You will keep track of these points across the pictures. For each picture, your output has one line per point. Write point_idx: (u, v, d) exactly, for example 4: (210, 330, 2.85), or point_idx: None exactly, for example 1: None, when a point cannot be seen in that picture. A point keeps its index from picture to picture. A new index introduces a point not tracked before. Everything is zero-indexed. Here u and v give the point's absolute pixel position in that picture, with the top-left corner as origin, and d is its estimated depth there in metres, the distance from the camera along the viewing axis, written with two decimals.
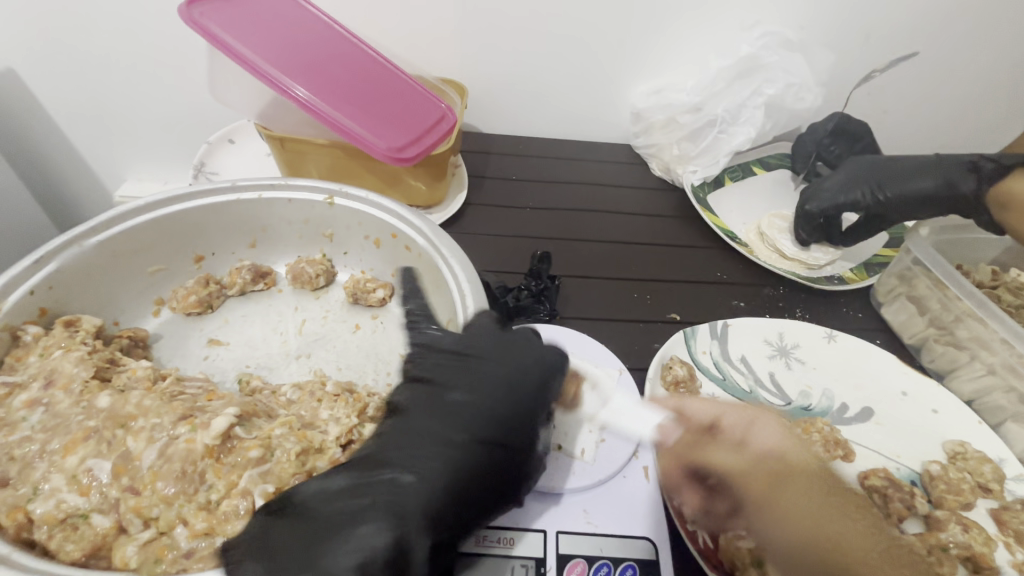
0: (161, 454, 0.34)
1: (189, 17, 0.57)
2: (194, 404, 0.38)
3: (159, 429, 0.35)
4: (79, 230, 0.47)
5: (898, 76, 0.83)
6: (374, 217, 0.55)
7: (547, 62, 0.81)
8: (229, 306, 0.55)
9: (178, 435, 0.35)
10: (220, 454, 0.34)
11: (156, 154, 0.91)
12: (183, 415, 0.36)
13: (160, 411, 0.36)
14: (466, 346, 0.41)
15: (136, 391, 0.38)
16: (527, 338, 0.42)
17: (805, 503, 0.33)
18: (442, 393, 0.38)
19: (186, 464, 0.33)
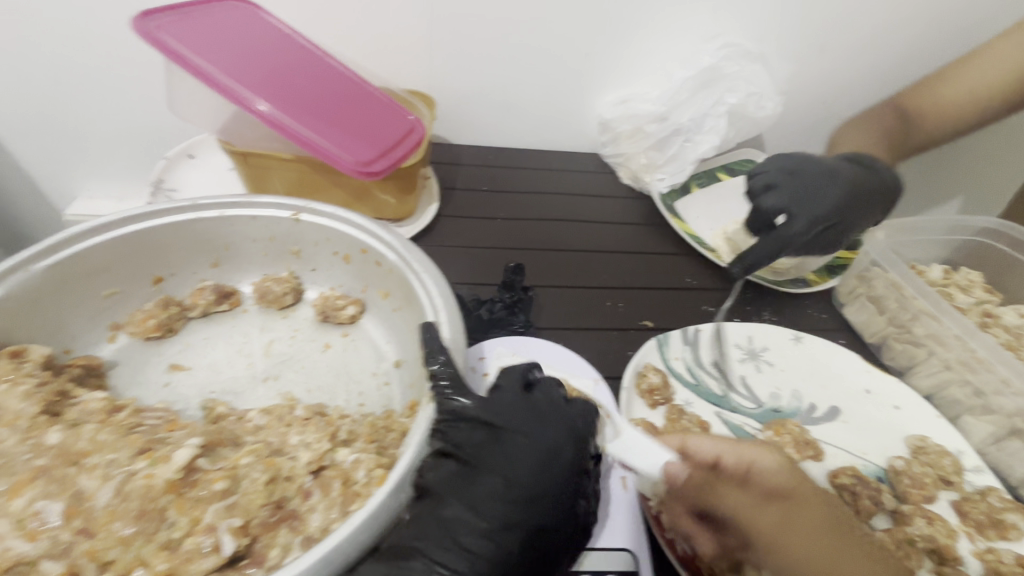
0: (119, 492, 0.32)
1: (144, 30, 0.55)
2: (154, 436, 0.37)
3: (115, 465, 0.33)
4: (51, 243, 0.46)
5: (848, 81, 0.87)
6: (343, 233, 0.54)
7: (516, 75, 0.82)
8: (191, 329, 0.53)
9: (136, 471, 0.33)
10: (183, 488, 0.33)
11: (111, 171, 0.88)
12: (143, 449, 0.35)
13: (115, 446, 0.35)
14: (495, 421, 0.39)
15: (89, 425, 0.36)
16: (547, 395, 0.42)
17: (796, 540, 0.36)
18: (501, 488, 0.37)
19: (146, 501, 0.32)
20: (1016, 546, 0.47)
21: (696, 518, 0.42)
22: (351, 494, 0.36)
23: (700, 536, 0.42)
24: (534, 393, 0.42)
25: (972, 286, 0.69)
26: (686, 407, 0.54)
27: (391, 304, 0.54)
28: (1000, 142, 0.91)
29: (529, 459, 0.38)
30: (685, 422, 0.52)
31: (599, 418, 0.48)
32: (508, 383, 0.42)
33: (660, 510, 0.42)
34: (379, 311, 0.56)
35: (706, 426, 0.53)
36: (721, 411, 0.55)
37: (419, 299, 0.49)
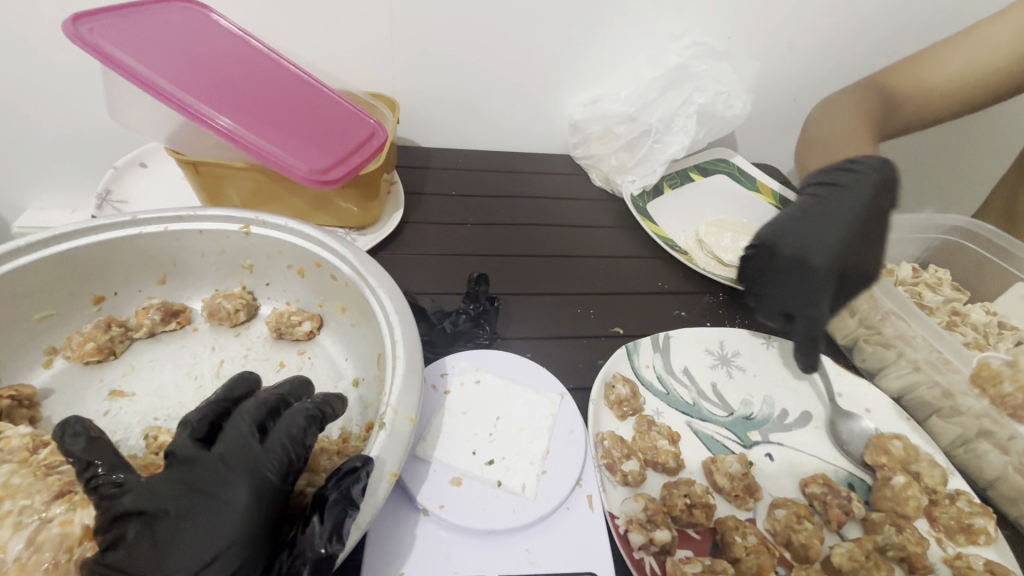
0: (30, 542, 0.29)
1: (75, 34, 0.51)
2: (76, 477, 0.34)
3: (28, 512, 0.31)
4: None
5: (817, 78, 0.86)
6: (296, 246, 0.51)
7: (482, 76, 0.80)
8: (136, 351, 0.50)
9: (51, 518, 0.31)
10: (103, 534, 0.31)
11: (60, 180, 0.84)
12: (62, 491, 0.33)
13: (30, 490, 0.32)
14: (197, 462, 0.31)
15: (4, 467, 0.34)
16: (240, 436, 0.33)
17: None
18: (150, 548, 0.28)
19: (60, 552, 0.29)
20: (986, 551, 0.46)
21: (665, 536, 0.40)
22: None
23: (668, 552, 0.40)
24: (240, 428, 0.33)
25: (941, 283, 0.70)
26: (657, 417, 0.53)
27: (349, 319, 0.52)
28: (969, 137, 0.92)
29: (212, 511, 0.30)
30: (654, 433, 0.49)
31: (563, 432, 0.46)
32: (241, 420, 0.34)
33: (627, 528, 0.41)
34: (337, 326, 0.53)
35: (677, 438, 0.50)
36: (691, 421, 0.54)
37: (376, 315, 0.47)
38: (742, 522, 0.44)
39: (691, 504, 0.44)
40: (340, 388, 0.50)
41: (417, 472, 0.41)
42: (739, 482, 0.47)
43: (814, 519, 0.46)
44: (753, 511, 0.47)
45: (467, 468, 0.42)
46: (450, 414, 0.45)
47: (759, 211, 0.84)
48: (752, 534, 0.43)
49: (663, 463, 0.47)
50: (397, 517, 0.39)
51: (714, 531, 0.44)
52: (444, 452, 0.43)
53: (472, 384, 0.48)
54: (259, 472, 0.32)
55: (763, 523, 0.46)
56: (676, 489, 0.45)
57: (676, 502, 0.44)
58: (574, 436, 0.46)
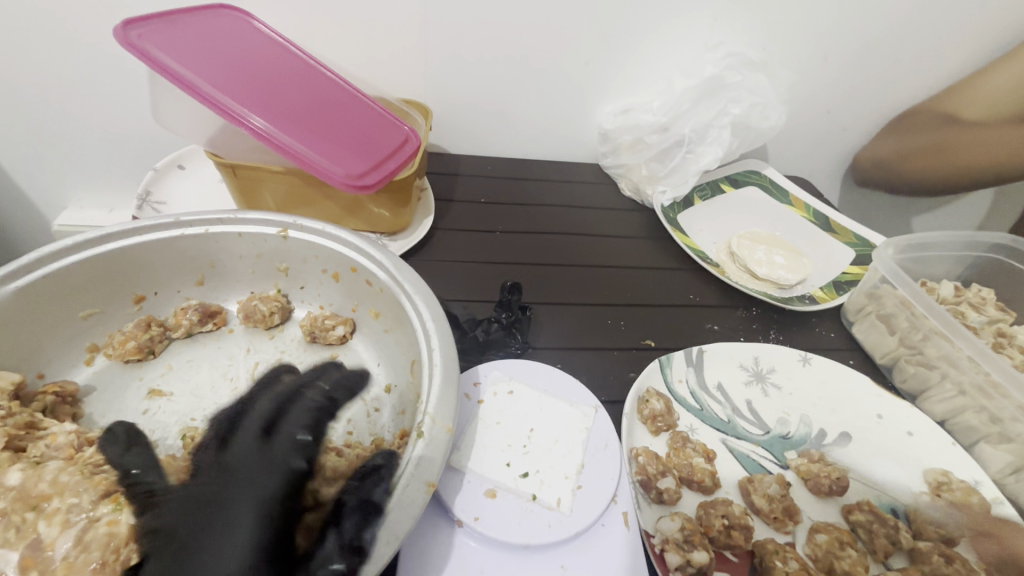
0: (79, 542, 0.31)
1: (126, 39, 0.53)
2: (121, 476, 0.36)
3: (77, 510, 0.32)
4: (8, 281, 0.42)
5: (856, 90, 0.85)
6: (332, 251, 0.52)
7: (513, 84, 0.80)
8: (174, 351, 0.50)
9: (99, 517, 0.32)
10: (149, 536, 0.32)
11: (98, 178, 0.87)
12: (106, 492, 0.34)
13: (78, 489, 0.34)
14: (214, 473, 0.35)
15: (52, 464, 0.35)
16: (248, 450, 0.37)
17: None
18: (171, 548, 0.31)
19: (107, 552, 0.31)
20: None
21: (702, 558, 0.39)
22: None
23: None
24: (246, 443, 0.37)
25: (986, 303, 0.67)
26: (691, 434, 0.52)
27: (382, 324, 0.52)
28: None
29: (227, 512, 0.32)
30: (690, 451, 0.49)
31: (598, 448, 0.44)
32: (247, 439, 0.38)
33: (664, 548, 0.40)
34: (369, 331, 0.54)
35: (712, 456, 0.50)
36: (726, 439, 0.52)
37: (411, 321, 0.47)
38: (783, 547, 0.43)
39: (729, 525, 0.43)
40: (371, 395, 0.50)
41: (451, 485, 0.40)
42: (778, 505, 0.46)
43: (857, 547, 0.45)
44: (792, 534, 0.45)
45: (502, 480, 0.41)
46: (484, 424, 0.45)
47: (793, 224, 0.82)
48: (794, 559, 0.41)
49: (698, 481, 0.47)
50: (429, 528, 0.39)
51: (752, 555, 0.43)
52: (478, 463, 0.42)
53: (505, 395, 0.47)
54: (268, 476, 0.35)
55: (804, 549, 0.45)
56: (713, 510, 0.44)
57: (713, 523, 0.43)
58: (609, 452, 0.44)
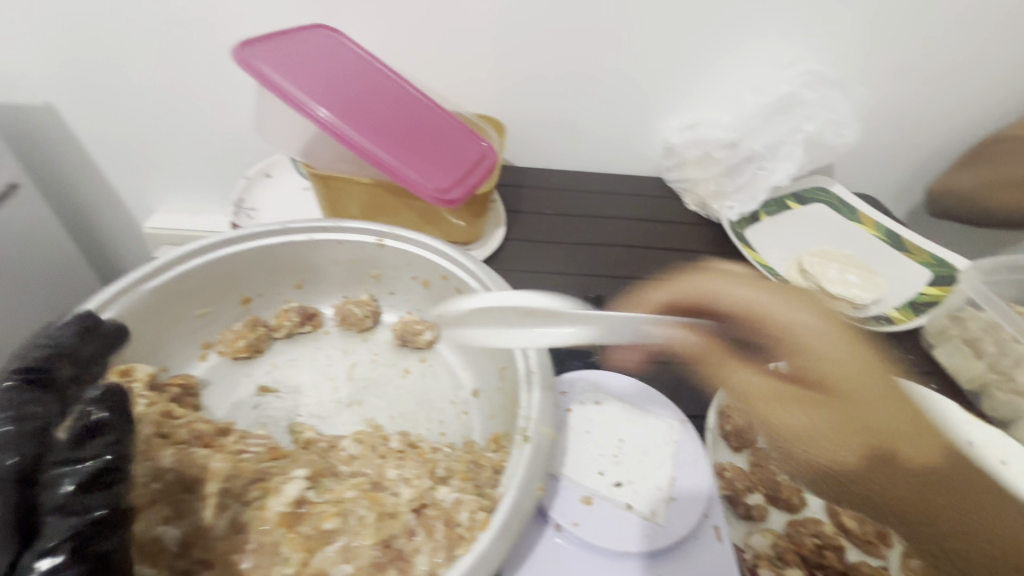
0: (237, 524, 0.35)
1: (241, 57, 0.58)
2: (259, 464, 0.39)
3: (230, 495, 0.36)
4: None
5: (932, 106, 0.83)
6: (424, 260, 0.55)
7: (583, 98, 0.82)
8: (277, 349, 0.54)
9: (251, 503, 0.36)
10: (294, 522, 0.36)
11: (187, 185, 0.94)
12: (255, 477, 0.38)
13: (228, 475, 0.37)
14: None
15: (202, 449, 0.38)
16: None
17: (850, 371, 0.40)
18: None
19: (264, 535, 0.35)
20: None
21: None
22: (456, 537, 0.35)
23: None
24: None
25: None
26: None
27: None
28: None
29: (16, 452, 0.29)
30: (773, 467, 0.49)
31: (687, 462, 0.45)
32: None
33: (757, 563, 0.43)
34: None
35: None
36: None
37: None
38: (878, 570, 0.44)
39: (821, 545, 0.44)
40: (459, 398, 0.52)
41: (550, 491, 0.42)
42: (870, 527, 0.46)
43: None
44: (885, 559, 0.45)
45: (596, 488, 0.42)
46: (575, 433, 0.46)
47: (865, 243, 0.80)
48: None
49: (786, 499, 0.47)
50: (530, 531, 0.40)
51: None
52: (573, 470, 0.43)
53: (592, 405, 0.48)
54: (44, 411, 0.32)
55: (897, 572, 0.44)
56: (804, 528, 0.45)
57: (805, 541, 0.44)
58: (699, 466, 0.45)
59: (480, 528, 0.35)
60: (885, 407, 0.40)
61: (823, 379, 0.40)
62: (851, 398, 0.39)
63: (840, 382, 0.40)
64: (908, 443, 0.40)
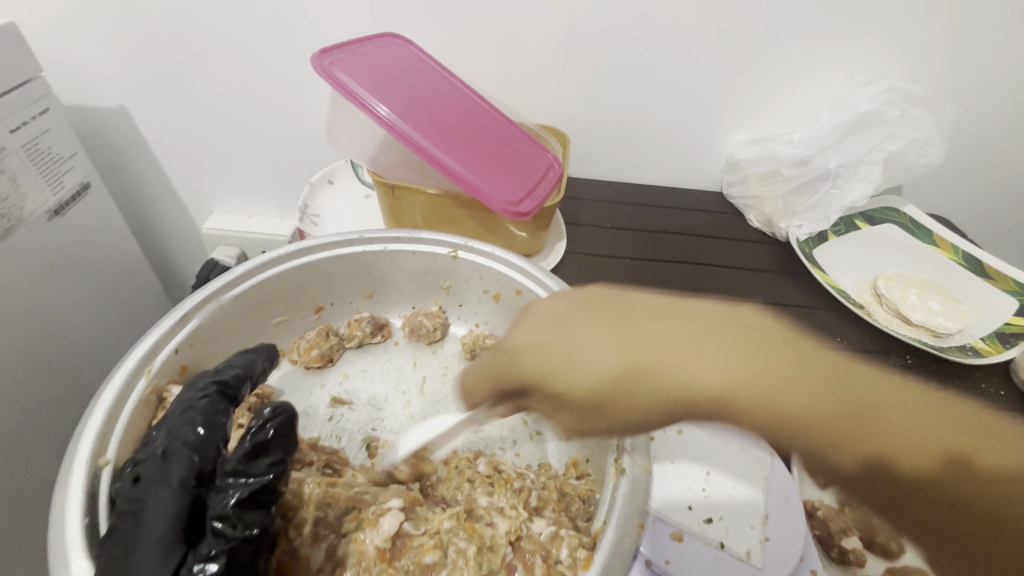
0: (332, 555, 0.38)
1: (320, 65, 0.58)
2: (354, 490, 0.41)
3: (325, 524, 0.39)
4: (132, 362, 0.41)
5: (1020, 124, 0.78)
6: (497, 273, 0.53)
7: (647, 110, 0.81)
8: (348, 359, 0.53)
9: (346, 533, 0.38)
10: (391, 556, 0.37)
11: (246, 189, 0.95)
12: (349, 506, 0.40)
13: (322, 503, 0.40)
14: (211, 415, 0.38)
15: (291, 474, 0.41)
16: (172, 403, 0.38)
17: (649, 340, 0.42)
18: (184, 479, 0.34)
19: (362, 567, 0.37)
20: None
21: None
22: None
23: None
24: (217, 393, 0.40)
25: None
26: None
27: None
28: None
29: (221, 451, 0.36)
30: None
31: (780, 500, 0.42)
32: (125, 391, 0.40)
33: None
34: None
35: None
36: None
37: None
38: None
39: None
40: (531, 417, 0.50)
41: None
42: None
43: None
44: None
45: (686, 524, 0.41)
46: (660, 464, 0.44)
47: (943, 268, 0.76)
48: None
49: None
50: None
51: None
52: (660, 502, 0.42)
53: (674, 433, 0.46)
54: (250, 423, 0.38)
55: None
56: None
57: None
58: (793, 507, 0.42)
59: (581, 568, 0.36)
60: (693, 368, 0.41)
61: (610, 364, 0.42)
62: (663, 374, 0.41)
63: (632, 365, 0.41)
64: (816, 411, 0.39)
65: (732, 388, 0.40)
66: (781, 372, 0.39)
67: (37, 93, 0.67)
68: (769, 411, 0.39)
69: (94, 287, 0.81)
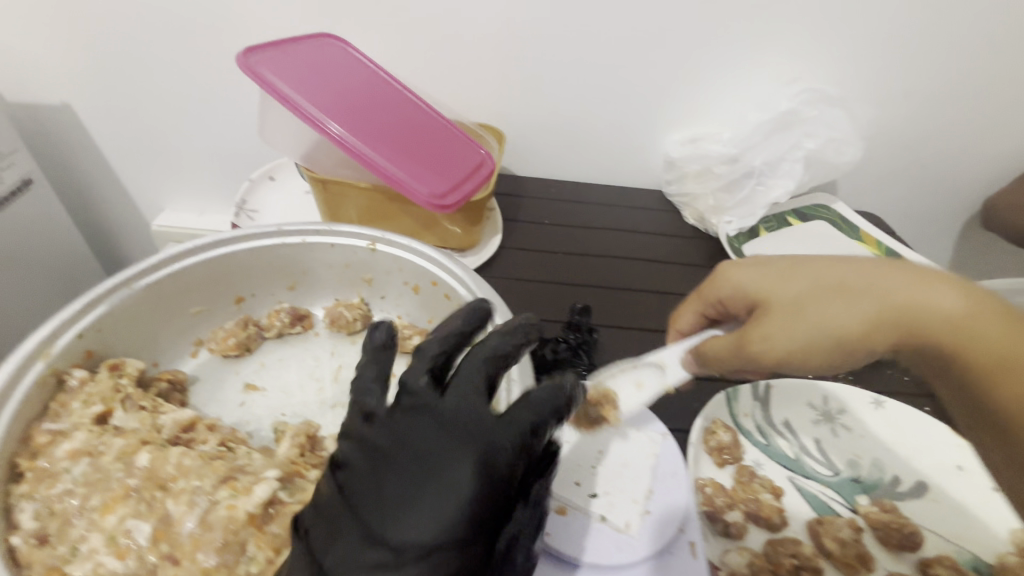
0: (202, 520, 0.38)
1: (245, 64, 0.60)
2: (236, 463, 0.42)
3: (199, 492, 0.39)
4: (32, 344, 0.43)
5: (938, 124, 0.82)
6: (415, 265, 0.55)
7: (583, 109, 0.83)
8: (266, 348, 0.55)
9: (217, 500, 0.39)
10: (261, 522, 0.38)
11: (196, 187, 0.96)
12: (227, 476, 0.40)
13: (200, 473, 0.40)
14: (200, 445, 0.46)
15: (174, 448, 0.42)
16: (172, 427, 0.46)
17: (787, 276, 0.41)
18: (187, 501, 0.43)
19: (229, 533, 0.37)
20: None
21: None
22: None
23: None
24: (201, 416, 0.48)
25: None
26: (757, 469, 0.51)
27: None
28: None
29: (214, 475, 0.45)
30: (756, 486, 0.49)
31: (665, 475, 0.45)
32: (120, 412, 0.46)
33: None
34: None
35: (780, 492, 0.50)
36: (794, 476, 0.52)
37: (489, 336, 0.50)
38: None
39: (799, 566, 0.45)
40: None
41: None
42: (850, 550, 0.46)
43: None
44: None
45: (571, 499, 0.42)
46: None
47: None
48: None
49: (767, 518, 0.47)
50: None
51: None
52: (549, 479, 0.43)
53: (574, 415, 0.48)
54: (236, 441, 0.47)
55: None
56: (782, 548, 0.45)
57: (782, 562, 0.44)
58: (679, 482, 0.44)
59: None
60: (748, 277, 0.42)
61: (840, 311, 0.38)
62: (786, 306, 0.39)
63: (881, 314, 0.38)
64: None
65: (855, 304, 0.39)
66: (912, 312, 0.38)
67: None
68: (957, 333, 0.38)
69: (35, 284, 0.82)
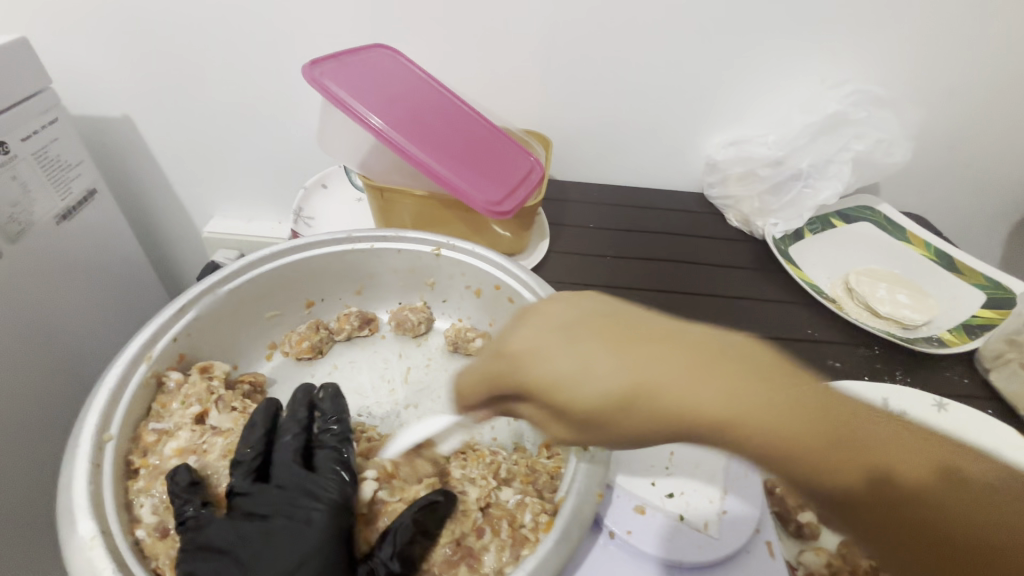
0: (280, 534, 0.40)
1: (310, 76, 0.62)
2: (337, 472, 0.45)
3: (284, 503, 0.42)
4: (134, 348, 0.46)
5: (988, 124, 0.81)
6: (479, 270, 0.57)
7: (626, 114, 0.84)
8: (338, 351, 0.57)
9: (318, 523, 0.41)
10: (368, 520, 0.43)
11: (244, 195, 0.99)
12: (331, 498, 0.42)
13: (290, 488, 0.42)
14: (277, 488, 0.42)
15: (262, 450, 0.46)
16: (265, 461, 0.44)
17: (655, 355, 0.30)
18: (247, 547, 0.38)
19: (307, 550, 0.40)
20: None
21: None
22: (519, 537, 0.42)
23: None
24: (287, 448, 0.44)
25: None
26: None
27: None
28: None
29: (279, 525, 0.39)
30: None
31: (739, 475, 0.45)
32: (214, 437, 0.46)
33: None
34: None
35: None
36: None
37: None
38: None
39: None
40: None
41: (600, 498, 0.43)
42: None
43: None
44: None
45: (649, 498, 0.43)
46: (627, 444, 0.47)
47: (914, 263, 0.79)
48: None
49: None
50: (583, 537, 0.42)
51: None
52: (625, 479, 0.45)
53: None
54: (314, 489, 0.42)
55: None
56: None
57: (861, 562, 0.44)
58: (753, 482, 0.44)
59: (542, 530, 0.42)
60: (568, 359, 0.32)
61: (613, 384, 0.30)
62: (553, 390, 0.32)
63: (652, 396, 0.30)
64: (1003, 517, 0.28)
65: (619, 405, 0.30)
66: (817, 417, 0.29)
67: (46, 104, 0.71)
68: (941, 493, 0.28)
69: (98, 291, 0.85)
